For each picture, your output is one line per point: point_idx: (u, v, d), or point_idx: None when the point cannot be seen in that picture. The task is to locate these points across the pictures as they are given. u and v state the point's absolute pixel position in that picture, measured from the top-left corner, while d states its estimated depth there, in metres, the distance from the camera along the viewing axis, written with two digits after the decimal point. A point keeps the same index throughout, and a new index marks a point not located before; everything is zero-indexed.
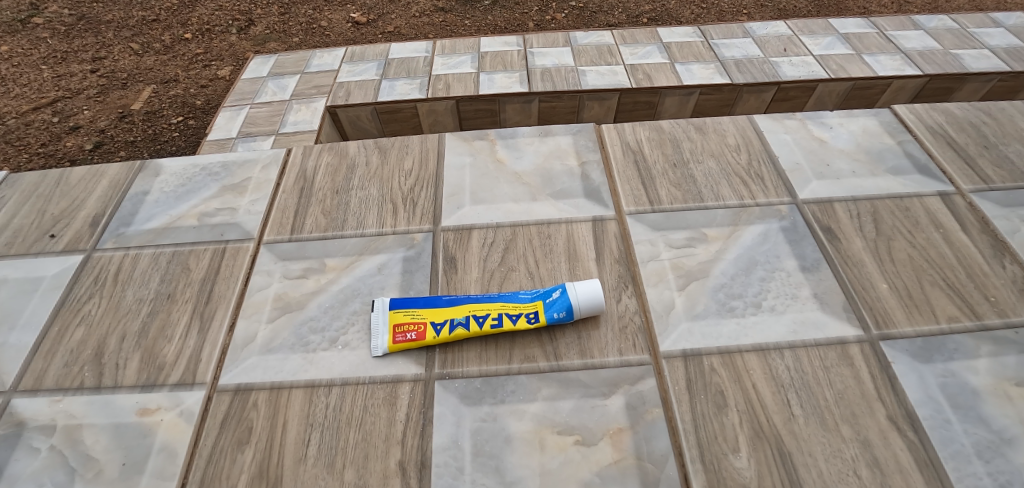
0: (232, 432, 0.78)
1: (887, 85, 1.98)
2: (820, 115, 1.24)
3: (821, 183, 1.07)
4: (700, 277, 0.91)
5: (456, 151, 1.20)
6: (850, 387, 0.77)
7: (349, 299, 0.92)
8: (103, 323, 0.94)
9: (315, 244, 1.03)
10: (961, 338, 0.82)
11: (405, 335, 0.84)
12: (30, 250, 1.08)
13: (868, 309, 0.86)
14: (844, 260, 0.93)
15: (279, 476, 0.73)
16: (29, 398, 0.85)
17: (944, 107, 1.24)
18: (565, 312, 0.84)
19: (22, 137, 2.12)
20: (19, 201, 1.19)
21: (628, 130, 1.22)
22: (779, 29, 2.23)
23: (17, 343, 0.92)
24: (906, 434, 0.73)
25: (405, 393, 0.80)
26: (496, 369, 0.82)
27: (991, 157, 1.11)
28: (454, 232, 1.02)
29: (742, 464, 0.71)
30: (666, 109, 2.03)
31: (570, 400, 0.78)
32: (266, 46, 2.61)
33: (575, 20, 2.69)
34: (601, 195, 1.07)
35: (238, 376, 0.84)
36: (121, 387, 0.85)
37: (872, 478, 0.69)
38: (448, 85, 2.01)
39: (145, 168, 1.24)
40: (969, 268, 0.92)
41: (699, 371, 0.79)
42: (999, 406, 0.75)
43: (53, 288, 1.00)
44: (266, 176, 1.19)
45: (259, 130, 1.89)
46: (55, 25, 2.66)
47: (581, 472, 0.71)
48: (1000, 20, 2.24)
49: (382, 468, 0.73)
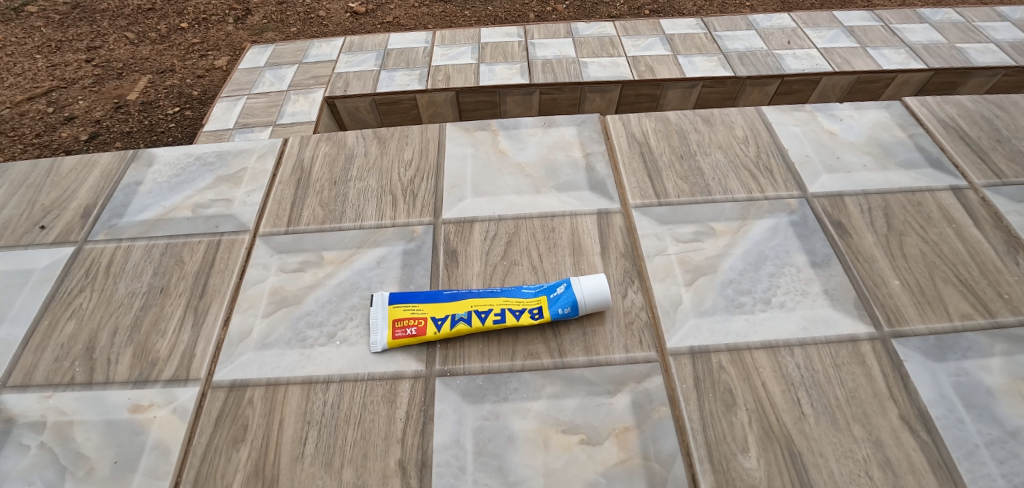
0: (227, 429, 0.76)
1: (892, 79, 1.95)
2: (830, 107, 1.21)
3: (831, 177, 1.04)
4: (708, 272, 0.89)
5: (456, 142, 1.17)
6: (861, 385, 0.75)
7: (347, 293, 0.90)
8: (95, 316, 0.92)
9: (312, 236, 1.00)
10: (974, 336, 0.80)
11: (406, 330, 0.82)
12: (20, 242, 1.06)
13: (880, 306, 0.84)
14: (855, 257, 0.91)
15: (276, 475, 0.71)
16: (18, 394, 0.83)
17: (956, 100, 1.21)
18: (570, 307, 0.82)
19: (16, 127, 2.08)
20: (10, 191, 1.16)
21: (634, 121, 1.19)
22: (783, 21, 2.19)
23: (7, 337, 0.91)
24: (919, 434, 0.71)
25: (405, 391, 0.77)
26: (499, 366, 0.79)
27: (1004, 151, 1.08)
28: (455, 225, 0.99)
29: (751, 464, 0.69)
30: (669, 101, 2.00)
31: (574, 398, 0.76)
32: (263, 36, 2.57)
33: (576, 11, 2.65)
34: (606, 187, 1.05)
35: (234, 372, 0.82)
36: (113, 383, 0.83)
37: (884, 479, 0.67)
38: (448, 76, 1.97)
39: (139, 158, 1.21)
40: (983, 264, 0.89)
41: (707, 369, 0.77)
42: (1014, 406, 0.73)
43: (43, 281, 0.98)
44: (262, 167, 1.16)
45: (255, 121, 1.86)
46: (49, 14, 2.61)
47: (586, 472, 0.69)
48: (1006, 14, 2.21)
49: (382, 467, 0.71)
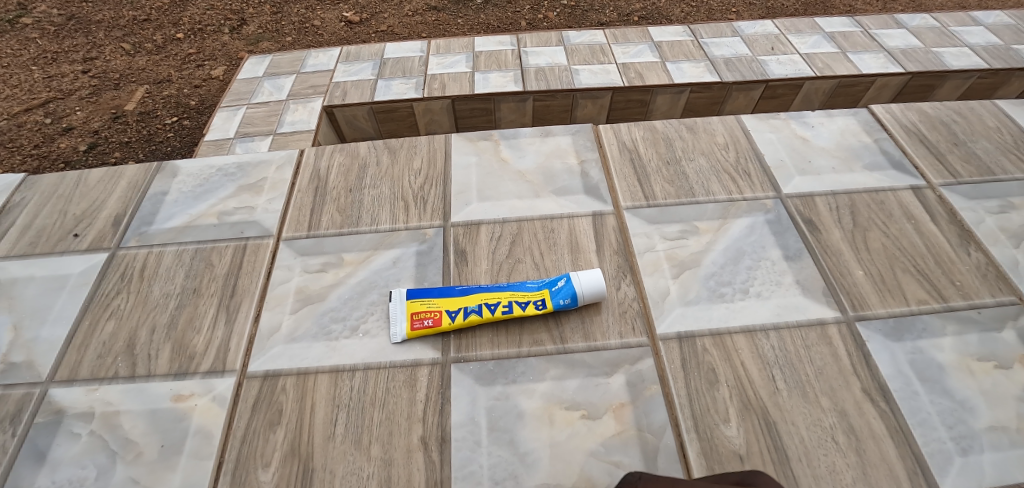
0: (264, 414, 0.85)
1: (871, 83, 2.07)
2: (803, 115, 1.32)
3: (804, 179, 1.15)
4: (692, 266, 0.99)
5: (461, 151, 1.26)
6: (829, 363, 0.85)
7: (367, 290, 0.99)
8: (133, 316, 1.00)
9: (332, 239, 1.09)
10: (928, 318, 0.90)
11: (423, 322, 0.91)
12: (55, 249, 1.14)
13: (845, 294, 0.94)
14: (825, 250, 1.01)
15: (310, 453, 0.80)
16: (66, 388, 0.91)
17: (919, 106, 1.32)
18: (570, 299, 0.91)
19: (15, 138, 2.15)
20: (40, 202, 1.24)
21: (624, 130, 1.29)
22: (767, 28, 2.31)
23: (50, 337, 0.99)
24: (879, 404, 0.81)
25: (424, 376, 0.86)
26: (507, 352, 0.89)
27: (960, 153, 1.19)
28: (463, 227, 1.08)
29: (732, 433, 0.78)
30: (658, 107, 2.11)
31: (575, 379, 0.85)
32: (260, 45, 2.65)
33: (567, 18, 2.76)
34: (600, 191, 1.14)
35: (267, 363, 0.91)
36: (155, 376, 0.91)
37: (848, 444, 0.77)
38: (444, 85, 2.07)
39: (163, 169, 1.29)
40: (938, 255, 1.00)
41: (693, 351, 0.87)
42: (962, 379, 0.83)
43: (81, 285, 1.06)
44: (280, 176, 1.24)
45: (256, 130, 1.94)
46: (44, 25, 2.68)
47: (587, 443, 0.78)
48: (979, 19, 2.33)
49: (405, 443, 0.80)
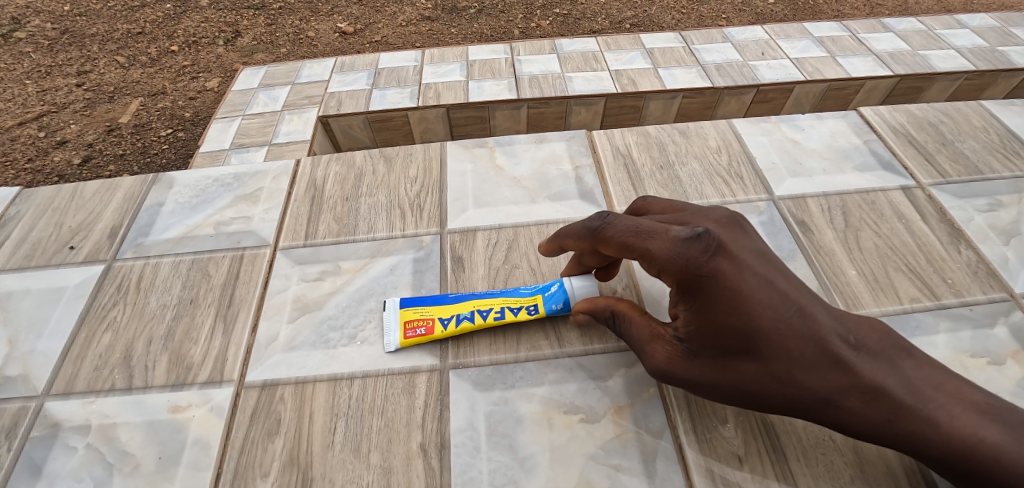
0: (262, 423, 0.84)
1: (860, 86, 2.10)
2: (794, 117, 1.33)
3: (796, 181, 1.16)
4: None
5: (457, 159, 1.27)
6: None
7: (364, 298, 0.99)
8: (130, 328, 1.00)
9: (329, 248, 1.09)
10: (921, 316, 0.92)
11: (416, 330, 0.90)
12: (51, 262, 1.13)
13: (839, 293, 0.95)
14: (818, 251, 1.02)
15: (309, 462, 0.80)
16: (61, 401, 0.90)
17: (907, 108, 1.34)
18: (561, 303, 0.90)
19: (9, 152, 2.15)
20: (36, 215, 1.24)
21: (618, 136, 1.30)
22: (757, 33, 2.33)
23: (46, 350, 0.98)
24: None
25: (423, 382, 0.87)
26: (506, 358, 0.89)
27: (948, 153, 1.21)
28: (460, 234, 1.09)
29: (730, 434, 0.79)
30: (651, 112, 2.13)
31: (573, 383, 0.85)
32: (254, 57, 2.66)
33: (560, 27, 2.78)
34: (595, 196, 1.15)
35: (264, 372, 0.91)
36: (152, 387, 0.91)
37: (845, 442, 0.77)
38: (438, 93, 2.08)
39: (159, 181, 1.29)
40: (929, 254, 1.01)
41: None
42: None
43: (76, 297, 1.06)
44: (277, 186, 1.25)
45: (251, 141, 1.95)
46: (38, 39, 2.68)
47: (586, 446, 0.79)
48: (965, 22, 2.37)
49: (405, 451, 0.80)
